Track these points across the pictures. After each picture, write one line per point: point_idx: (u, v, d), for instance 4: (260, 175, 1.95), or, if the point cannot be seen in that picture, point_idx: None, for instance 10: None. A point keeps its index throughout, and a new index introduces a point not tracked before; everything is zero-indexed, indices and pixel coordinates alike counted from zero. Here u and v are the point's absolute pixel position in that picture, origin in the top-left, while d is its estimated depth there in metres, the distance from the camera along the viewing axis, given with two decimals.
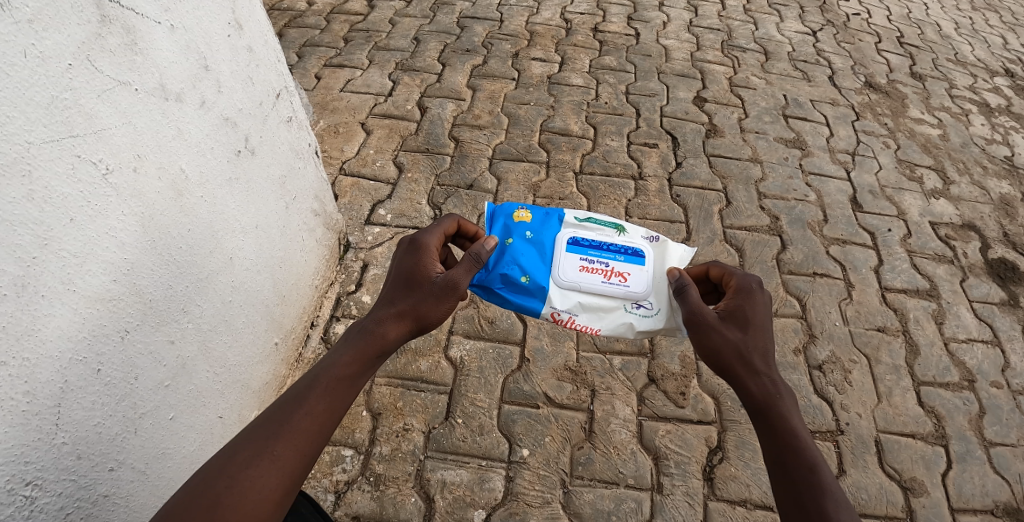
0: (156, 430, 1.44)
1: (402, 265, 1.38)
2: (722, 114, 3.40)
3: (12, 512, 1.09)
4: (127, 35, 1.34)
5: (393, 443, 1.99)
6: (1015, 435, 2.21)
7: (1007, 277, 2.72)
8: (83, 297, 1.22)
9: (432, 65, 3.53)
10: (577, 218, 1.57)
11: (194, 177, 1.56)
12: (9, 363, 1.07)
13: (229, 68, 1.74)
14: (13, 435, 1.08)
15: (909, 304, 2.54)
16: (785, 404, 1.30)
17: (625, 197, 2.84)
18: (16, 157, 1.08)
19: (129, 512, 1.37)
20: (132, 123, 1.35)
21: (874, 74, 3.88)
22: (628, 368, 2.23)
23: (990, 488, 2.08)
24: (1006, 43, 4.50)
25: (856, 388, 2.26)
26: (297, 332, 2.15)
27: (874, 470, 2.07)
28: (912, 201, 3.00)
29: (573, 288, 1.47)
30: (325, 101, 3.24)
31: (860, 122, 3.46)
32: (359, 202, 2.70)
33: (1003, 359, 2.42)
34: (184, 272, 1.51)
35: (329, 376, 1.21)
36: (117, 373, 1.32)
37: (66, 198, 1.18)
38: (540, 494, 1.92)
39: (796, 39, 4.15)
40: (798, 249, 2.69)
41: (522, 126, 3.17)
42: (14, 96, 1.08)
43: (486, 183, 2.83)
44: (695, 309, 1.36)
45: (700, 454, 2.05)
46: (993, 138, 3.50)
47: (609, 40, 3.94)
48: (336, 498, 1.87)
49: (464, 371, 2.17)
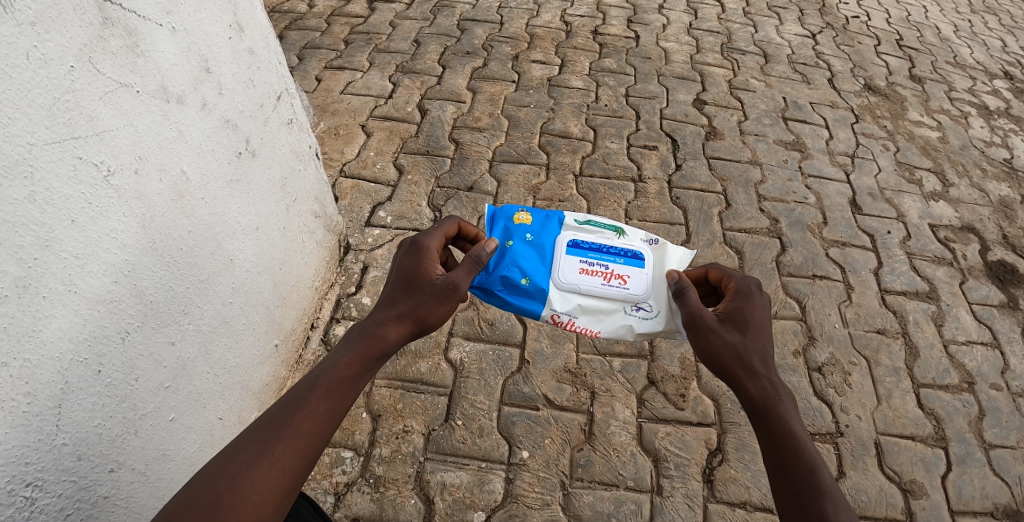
0: (156, 431, 1.45)
1: (403, 267, 1.38)
2: (722, 117, 3.40)
3: (12, 513, 1.09)
4: (128, 37, 1.35)
5: (393, 444, 1.99)
6: (1015, 438, 2.21)
7: (1007, 279, 2.72)
8: (83, 298, 1.22)
9: (432, 68, 3.54)
10: (577, 221, 1.57)
11: (195, 179, 1.56)
12: (10, 364, 1.07)
13: (230, 70, 1.74)
14: (14, 437, 1.08)
15: (909, 307, 2.54)
16: (785, 406, 1.30)
17: (625, 200, 2.85)
18: (18, 159, 1.09)
19: (129, 513, 1.37)
20: (133, 125, 1.35)
21: (874, 77, 3.89)
22: (628, 370, 2.23)
23: (990, 491, 2.08)
24: (1005, 46, 4.50)
25: (856, 390, 2.26)
26: (297, 334, 2.15)
27: (874, 472, 2.07)
28: (912, 203, 3.00)
29: (573, 290, 1.48)
30: (325, 103, 3.24)
31: (860, 125, 3.46)
32: (359, 204, 2.71)
33: (1003, 361, 2.42)
34: (185, 273, 1.51)
35: (329, 377, 1.21)
36: (118, 374, 1.32)
37: (68, 200, 1.19)
38: (540, 496, 1.92)
39: (796, 42, 4.16)
40: (798, 251, 2.70)
41: (522, 129, 3.18)
42: (16, 98, 1.09)
43: (486, 186, 2.84)
44: (695, 311, 1.36)
45: (699, 456, 2.05)
46: (992, 140, 3.51)
47: (609, 42, 3.94)
48: (336, 500, 1.87)
49: (464, 374, 2.17)
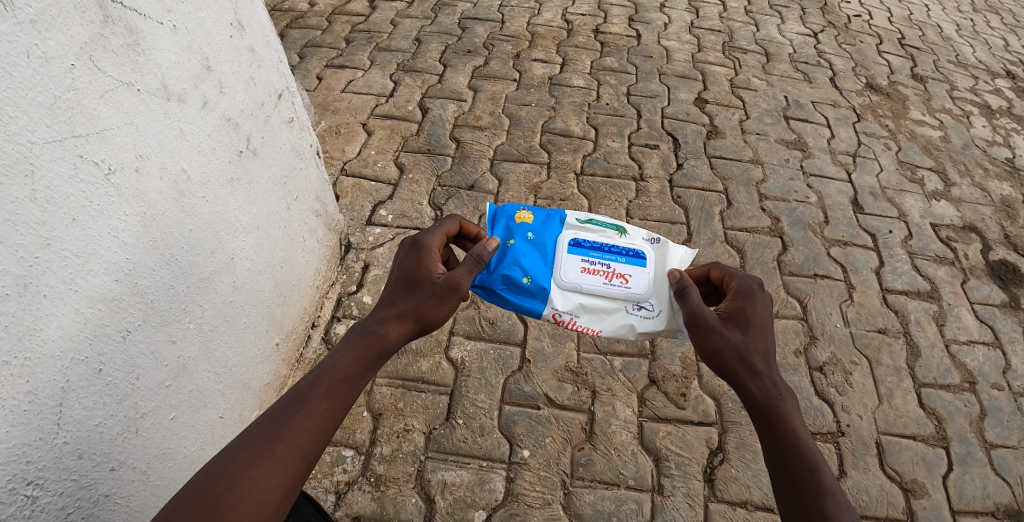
0: (156, 430, 1.44)
1: (403, 266, 1.38)
2: (723, 115, 3.40)
3: (13, 512, 1.09)
4: (129, 36, 1.34)
5: (393, 443, 1.99)
6: (1016, 437, 2.21)
7: (1008, 279, 2.71)
8: (84, 297, 1.22)
9: (433, 66, 3.54)
10: (578, 220, 1.57)
11: (196, 178, 1.56)
12: (11, 363, 1.07)
13: (230, 68, 1.74)
14: (14, 435, 1.08)
15: (910, 306, 2.54)
16: (786, 405, 1.30)
17: (626, 199, 2.84)
18: (19, 157, 1.09)
19: (130, 512, 1.37)
20: (133, 124, 1.35)
21: (876, 76, 3.88)
22: (629, 369, 2.23)
23: (991, 490, 2.08)
24: (1007, 45, 4.50)
25: (857, 390, 2.26)
26: (298, 333, 2.14)
27: (875, 472, 2.06)
28: (913, 202, 3.00)
29: (574, 290, 1.47)
30: (327, 102, 3.24)
31: (861, 123, 3.46)
32: (360, 203, 2.71)
33: (1004, 361, 2.42)
34: (185, 272, 1.51)
35: (329, 377, 1.21)
36: (119, 373, 1.32)
37: (68, 198, 1.19)
38: (540, 495, 1.91)
39: (797, 41, 4.16)
40: (799, 250, 2.69)
41: (523, 127, 3.17)
42: (16, 97, 1.08)
43: (487, 184, 2.83)
44: (696, 310, 1.36)
45: (700, 455, 2.05)
46: (994, 139, 3.50)
47: (611, 41, 3.94)
48: (336, 498, 1.87)
49: (465, 372, 2.17)
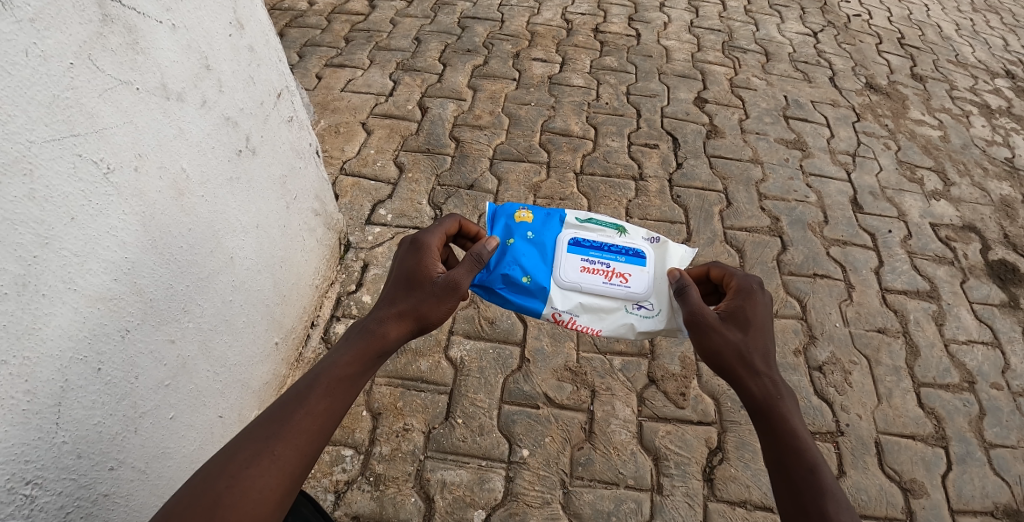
0: (156, 429, 1.44)
1: (403, 265, 1.38)
2: (722, 115, 3.40)
3: (12, 511, 1.08)
4: (128, 34, 1.34)
5: (393, 443, 1.99)
6: (1015, 437, 2.21)
7: (1007, 279, 2.71)
8: (83, 296, 1.22)
9: (433, 65, 3.54)
10: (578, 218, 1.57)
11: (195, 177, 1.56)
12: (9, 362, 1.07)
13: (230, 67, 1.74)
14: (13, 435, 1.08)
15: (910, 306, 2.54)
16: (785, 405, 1.30)
17: (625, 198, 2.84)
18: (17, 156, 1.08)
19: (129, 511, 1.37)
20: (132, 123, 1.35)
21: (875, 75, 3.88)
22: (628, 369, 2.23)
23: (990, 490, 2.08)
24: (1007, 45, 4.49)
25: (857, 389, 2.26)
26: (297, 332, 2.14)
27: (874, 472, 2.06)
28: (913, 202, 3.00)
29: (574, 289, 1.47)
30: (326, 101, 3.24)
31: (861, 123, 3.46)
32: (359, 202, 2.71)
33: (1003, 360, 2.42)
34: (184, 271, 1.51)
35: (329, 376, 1.21)
36: (118, 372, 1.32)
37: (67, 198, 1.18)
38: (540, 494, 1.91)
39: (797, 40, 4.16)
40: (798, 250, 2.70)
41: (522, 126, 3.17)
42: (15, 95, 1.08)
43: (486, 184, 2.83)
44: (696, 309, 1.35)
45: (700, 454, 2.05)
46: (994, 139, 3.50)
47: (610, 40, 3.94)
48: (336, 498, 1.87)
49: (464, 372, 2.17)
